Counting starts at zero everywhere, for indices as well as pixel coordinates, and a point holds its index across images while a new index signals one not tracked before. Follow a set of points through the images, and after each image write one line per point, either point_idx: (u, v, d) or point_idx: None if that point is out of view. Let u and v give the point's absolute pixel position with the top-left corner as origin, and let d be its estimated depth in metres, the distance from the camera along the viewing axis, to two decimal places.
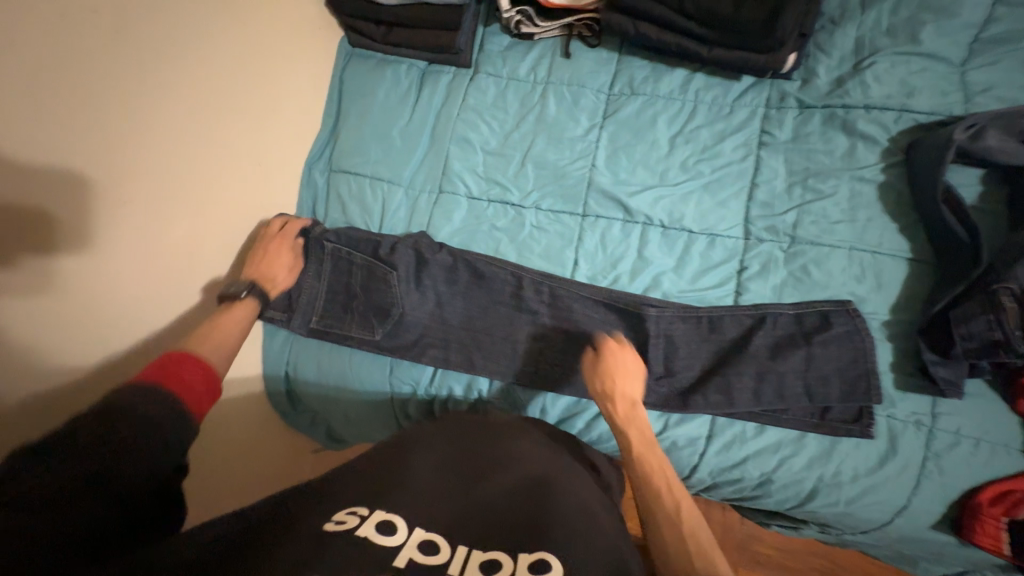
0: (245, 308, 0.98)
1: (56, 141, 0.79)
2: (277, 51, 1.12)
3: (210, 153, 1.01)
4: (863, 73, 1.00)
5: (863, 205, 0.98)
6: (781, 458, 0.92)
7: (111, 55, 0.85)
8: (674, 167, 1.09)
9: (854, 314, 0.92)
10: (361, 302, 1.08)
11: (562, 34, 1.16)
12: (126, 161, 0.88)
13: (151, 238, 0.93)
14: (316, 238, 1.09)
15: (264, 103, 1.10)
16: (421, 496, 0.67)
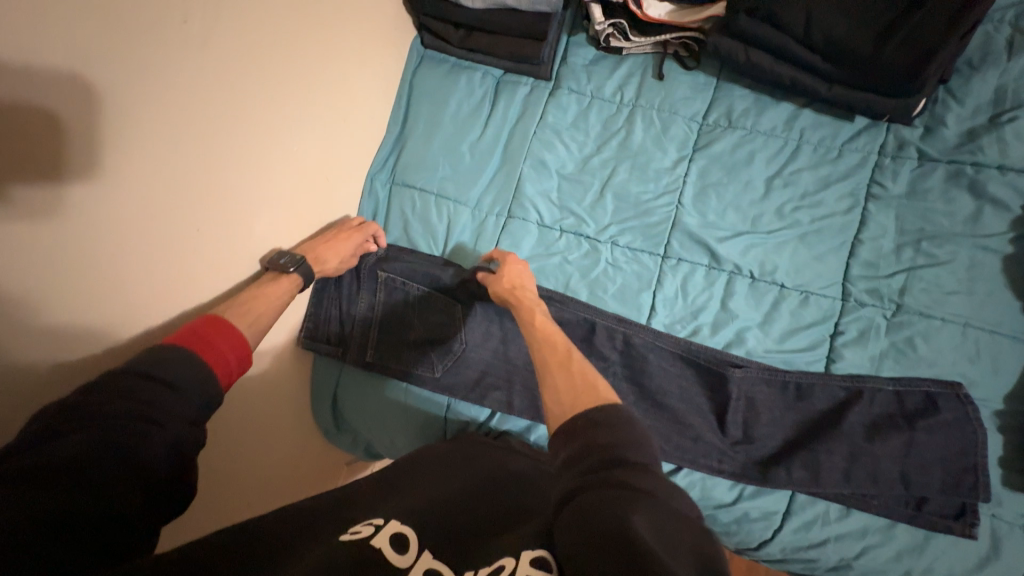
0: (289, 282, 0.86)
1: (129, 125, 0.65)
2: (358, 42, 0.99)
3: (286, 158, 0.89)
4: (1001, 128, 0.89)
5: (982, 277, 0.89)
6: (866, 546, 0.85)
7: (199, 38, 0.71)
8: (768, 213, 0.99)
9: (965, 401, 0.85)
10: (421, 334, 1.02)
11: (655, 52, 1.06)
12: (184, 136, 0.71)
13: (195, 233, 0.76)
14: (374, 265, 1.04)
15: (340, 102, 0.98)
16: (425, 510, 0.63)
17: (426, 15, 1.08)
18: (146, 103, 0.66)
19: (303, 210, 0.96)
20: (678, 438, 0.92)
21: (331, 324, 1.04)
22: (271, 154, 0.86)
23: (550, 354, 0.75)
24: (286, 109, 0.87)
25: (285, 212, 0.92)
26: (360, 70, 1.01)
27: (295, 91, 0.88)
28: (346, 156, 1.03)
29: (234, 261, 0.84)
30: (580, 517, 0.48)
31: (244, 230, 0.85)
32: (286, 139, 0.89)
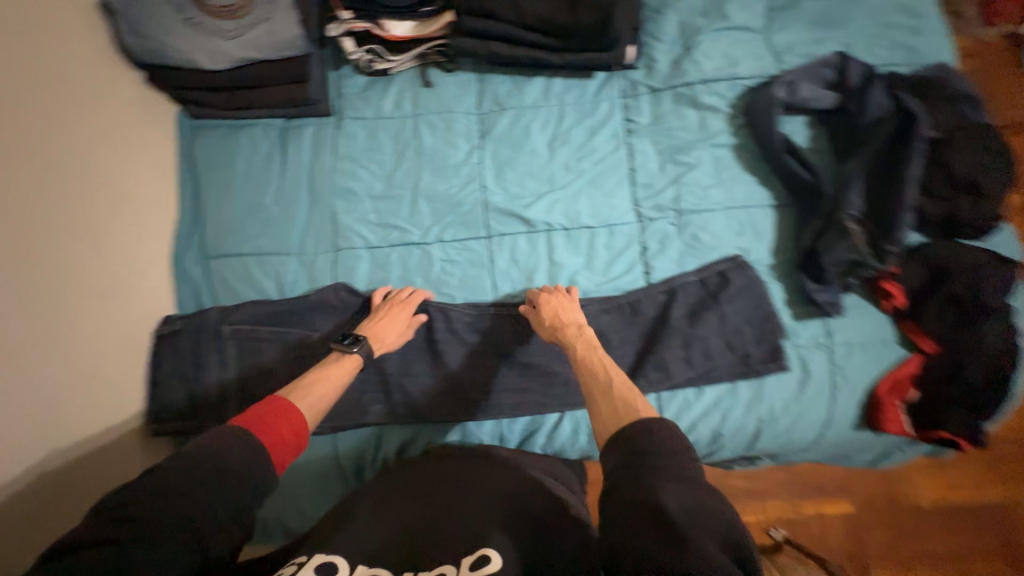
0: (349, 360, 0.88)
1: None
2: (113, 136, 0.95)
3: (62, 268, 0.82)
4: (693, 52, 1.12)
5: (725, 167, 1.10)
6: (723, 412, 0.99)
7: None
8: (559, 170, 1.13)
9: (744, 266, 1.03)
10: (286, 380, 0.94)
11: (417, 65, 1.16)
12: None
13: None
14: (214, 325, 0.94)
15: (115, 197, 0.93)
16: (356, 534, 0.66)
17: (176, 88, 1.04)
18: None
19: (99, 313, 0.87)
20: (552, 388, 1.01)
21: (180, 402, 0.93)
22: (42, 269, 0.79)
23: (600, 378, 0.76)
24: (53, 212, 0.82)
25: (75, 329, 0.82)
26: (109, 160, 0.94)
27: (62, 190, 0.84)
28: (133, 252, 0.95)
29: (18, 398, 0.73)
30: (620, 508, 0.53)
31: (33, 359, 0.75)
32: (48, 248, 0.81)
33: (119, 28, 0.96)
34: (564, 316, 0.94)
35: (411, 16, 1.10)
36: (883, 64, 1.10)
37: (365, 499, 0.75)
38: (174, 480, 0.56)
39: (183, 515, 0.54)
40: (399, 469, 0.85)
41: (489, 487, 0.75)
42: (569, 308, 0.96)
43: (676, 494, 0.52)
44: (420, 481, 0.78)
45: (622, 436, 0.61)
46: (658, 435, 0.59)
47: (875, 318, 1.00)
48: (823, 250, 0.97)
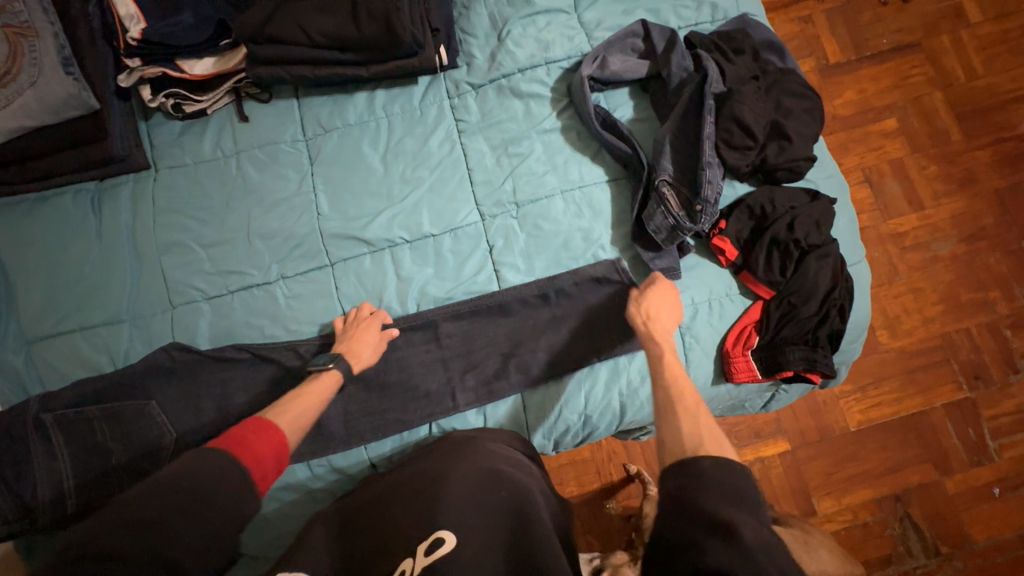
0: (330, 376, 0.91)
1: None
2: None
3: None
4: (505, 42, 1.11)
5: (557, 152, 1.10)
6: (586, 394, 1.01)
7: None
8: (396, 183, 1.11)
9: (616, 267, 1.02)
10: (129, 453, 0.91)
11: (232, 99, 1.11)
12: None
13: None
14: (34, 414, 0.89)
15: None
16: (322, 553, 0.71)
17: None
18: None
19: None
20: (413, 404, 1.01)
21: (4, 504, 0.86)
22: None
23: (685, 397, 0.75)
24: None
25: None
26: None
27: None
28: None
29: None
30: (679, 522, 0.56)
31: None
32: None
33: None
34: (655, 310, 0.90)
35: (209, 51, 1.05)
36: (689, 24, 1.11)
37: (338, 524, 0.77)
38: (150, 507, 0.57)
39: (161, 542, 0.56)
40: (370, 481, 0.88)
41: (451, 474, 0.75)
42: (668, 306, 0.91)
43: (734, 514, 0.55)
44: (406, 481, 0.79)
45: (684, 462, 0.63)
46: (715, 471, 0.60)
47: (714, 274, 1.02)
48: (645, 219, 0.99)
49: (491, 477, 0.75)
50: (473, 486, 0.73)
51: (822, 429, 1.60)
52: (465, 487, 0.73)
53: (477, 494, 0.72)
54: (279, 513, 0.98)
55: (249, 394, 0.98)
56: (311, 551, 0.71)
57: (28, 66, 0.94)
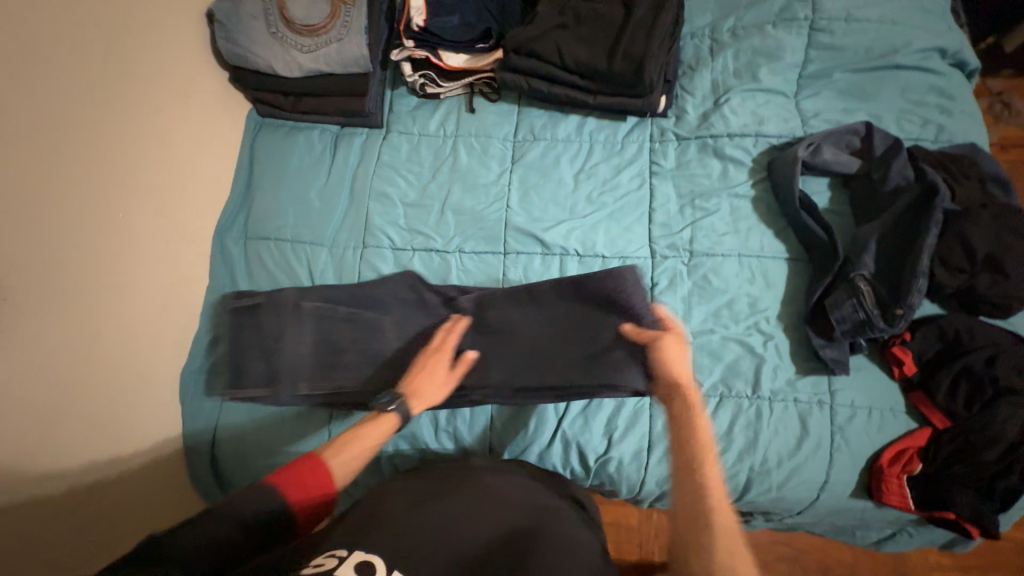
0: (386, 420, 0.83)
1: (41, 193, 0.83)
2: (204, 123, 1.13)
3: (147, 215, 1.01)
4: (722, 108, 1.18)
5: (742, 217, 1.13)
6: (715, 456, 0.98)
7: (106, 122, 0.94)
8: (581, 201, 1.18)
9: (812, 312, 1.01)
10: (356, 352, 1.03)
11: (465, 92, 1.27)
12: (91, 194, 0.91)
13: (76, 272, 0.88)
14: (293, 301, 1.05)
15: (200, 176, 1.13)
16: (400, 534, 0.64)
17: (253, 89, 1.19)
18: (56, 163, 0.86)
19: (161, 263, 1.04)
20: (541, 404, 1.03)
21: (221, 358, 1.06)
22: (140, 217, 0.99)
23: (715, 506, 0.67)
24: (162, 173, 1.04)
25: (122, 275, 0.95)
26: (186, 137, 1.09)
27: (168, 161, 1.06)
28: (192, 221, 1.10)
29: (50, 326, 0.83)
30: None
31: (103, 281, 0.92)
32: (116, 202, 0.95)
33: (215, 33, 1.13)
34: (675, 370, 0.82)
35: (467, 50, 1.22)
36: (910, 137, 1.11)
37: (408, 496, 0.72)
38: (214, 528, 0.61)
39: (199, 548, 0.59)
40: (438, 468, 0.83)
41: (540, 532, 0.69)
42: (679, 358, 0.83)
43: None
44: (479, 497, 0.74)
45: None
46: None
47: (883, 384, 0.98)
48: (830, 306, 0.98)
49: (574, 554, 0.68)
50: (562, 554, 0.67)
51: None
52: (554, 552, 0.66)
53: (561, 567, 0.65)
54: (394, 457, 1.06)
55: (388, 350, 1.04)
56: (383, 527, 0.65)
57: (339, 26, 1.14)
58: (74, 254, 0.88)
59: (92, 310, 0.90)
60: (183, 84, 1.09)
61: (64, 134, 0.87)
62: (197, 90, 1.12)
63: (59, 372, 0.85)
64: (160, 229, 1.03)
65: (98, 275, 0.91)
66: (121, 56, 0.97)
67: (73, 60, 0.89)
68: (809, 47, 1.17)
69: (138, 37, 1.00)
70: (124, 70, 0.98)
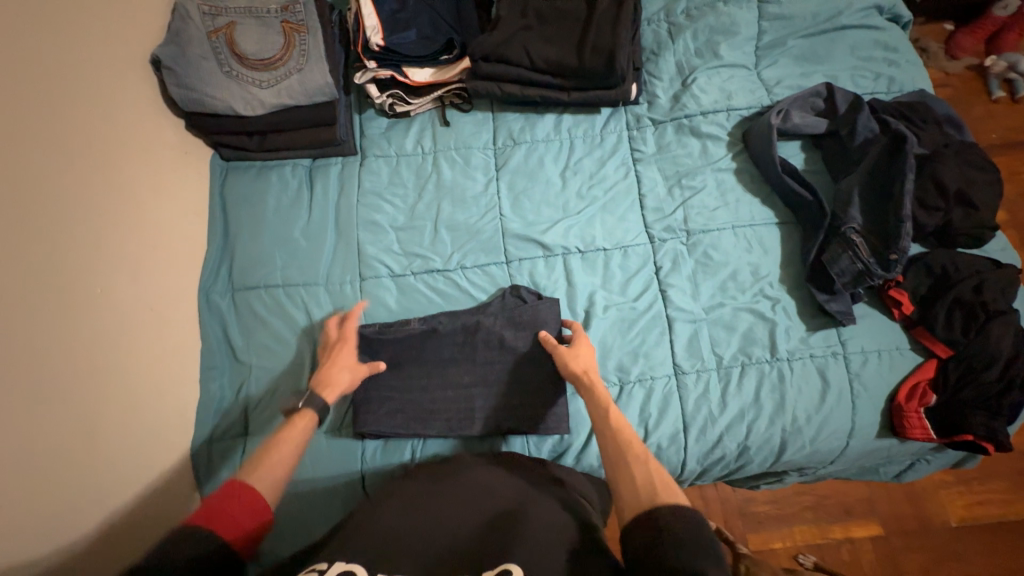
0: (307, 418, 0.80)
1: (25, 279, 0.75)
2: (169, 178, 1.06)
3: (129, 284, 0.93)
4: (691, 87, 1.20)
5: (729, 190, 1.16)
6: (749, 424, 1.00)
7: (75, 192, 0.86)
8: (572, 198, 1.18)
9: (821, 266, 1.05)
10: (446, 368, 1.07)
11: (435, 106, 1.24)
12: (68, 271, 0.82)
13: (69, 359, 0.80)
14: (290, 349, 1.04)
15: (175, 234, 1.05)
16: (382, 535, 0.65)
17: (213, 134, 1.12)
18: (31, 245, 0.77)
19: (153, 332, 0.96)
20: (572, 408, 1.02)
21: (228, 422, 1.01)
22: (122, 286, 0.92)
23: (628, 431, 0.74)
24: (137, 235, 0.96)
25: (115, 355, 0.88)
26: (153, 195, 1.02)
27: (141, 221, 0.98)
28: (169, 279, 1.02)
29: (48, 425, 0.75)
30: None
31: (98, 362, 0.85)
32: (95, 275, 0.87)
33: (165, 80, 1.05)
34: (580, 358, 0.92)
35: (432, 63, 1.19)
36: (866, 92, 1.18)
37: (391, 503, 0.72)
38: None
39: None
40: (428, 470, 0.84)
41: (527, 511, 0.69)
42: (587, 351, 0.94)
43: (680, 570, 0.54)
44: (475, 496, 0.74)
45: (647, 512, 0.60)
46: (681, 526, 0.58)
47: (886, 327, 1.03)
48: (829, 262, 1.03)
49: (556, 526, 0.68)
50: (546, 527, 0.66)
51: (924, 520, 1.43)
52: (540, 527, 0.66)
53: (548, 538, 0.64)
54: None
55: (411, 381, 1.02)
56: (362, 537, 0.65)
57: (297, 56, 1.09)
58: (66, 340, 0.80)
59: (89, 399, 0.82)
60: (141, 139, 1.01)
61: (31, 212, 0.78)
62: (156, 143, 1.04)
63: (66, 475, 0.77)
64: (144, 298, 0.95)
65: (90, 359, 0.83)
66: (78, 119, 0.88)
67: (29, 129, 0.80)
68: (761, 19, 1.22)
69: (91, 94, 0.92)
70: (83, 132, 0.89)
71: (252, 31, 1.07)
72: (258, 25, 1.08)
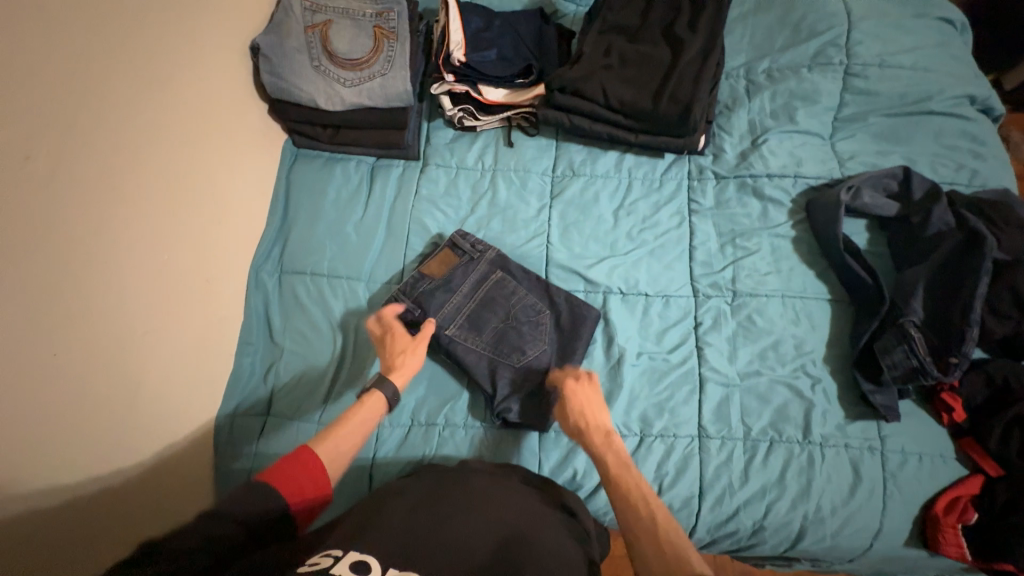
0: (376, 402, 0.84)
1: (95, 234, 0.79)
2: (245, 157, 1.11)
3: (191, 251, 0.97)
4: (760, 148, 1.18)
5: (783, 257, 1.13)
6: (768, 503, 0.96)
7: (159, 159, 0.91)
8: (621, 238, 1.17)
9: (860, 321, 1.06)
10: (473, 322, 1.06)
11: (502, 126, 1.27)
12: (137, 230, 0.87)
13: (125, 313, 0.84)
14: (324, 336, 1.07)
15: (239, 210, 1.10)
16: (394, 532, 0.62)
17: (290, 121, 1.17)
18: (109, 201, 0.82)
19: (203, 300, 1.00)
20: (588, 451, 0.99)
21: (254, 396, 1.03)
22: (183, 251, 0.96)
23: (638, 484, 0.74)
24: (207, 207, 1.01)
25: (165, 316, 0.92)
26: (228, 172, 1.07)
27: (213, 194, 1.03)
28: (227, 251, 1.06)
29: (95, 378, 0.78)
30: None
31: (149, 319, 0.89)
32: (161, 237, 0.91)
33: (259, 66, 1.11)
34: (591, 416, 0.87)
35: (508, 84, 1.21)
36: (945, 181, 1.13)
37: (397, 503, 0.68)
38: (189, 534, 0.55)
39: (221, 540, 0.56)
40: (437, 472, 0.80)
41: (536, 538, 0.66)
42: (595, 403, 0.90)
43: None
44: (486, 506, 0.70)
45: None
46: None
47: (931, 430, 0.98)
48: (881, 351, 0.99)
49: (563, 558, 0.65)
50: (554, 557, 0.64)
51: None
52: (546, 553, 0.64)
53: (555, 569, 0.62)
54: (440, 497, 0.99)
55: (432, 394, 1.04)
56: (373, 531, 0.62)
57: (382, 61, 1.13)
58: (126, 296, 0.84)
59: (134, 355, 0.86)
60: (228, 118, 1.07)
61: (120, 174, 0.83)
62: (239, 123, 1.10)
63: (104, 425, 0.80)
64: (202, 267, 1.00)
65: (143, 320, 0.87)
66: (175, 93, 0.94)
67: (129, 97, 0.85)
68: (844, 91, 1.19)
69: (191, 71, 0.98)
70: (175, 106, 0.95)
71: (345, 31, 1.12)
72: (352, 27, 1.13)
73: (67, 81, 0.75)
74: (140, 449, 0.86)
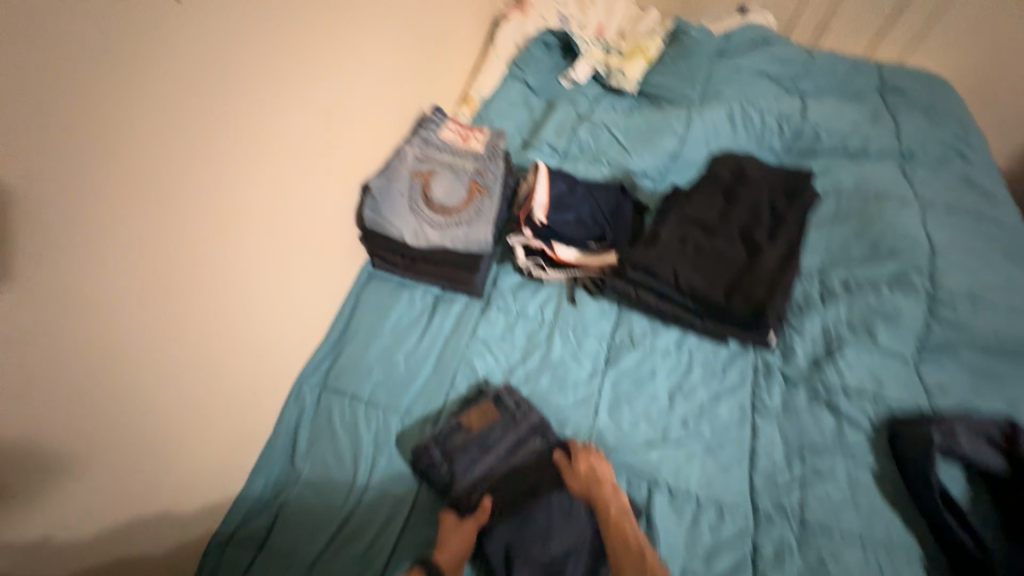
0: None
1: (170, 334, 0.84)
2: (329, 272, 1.20)
3: (248, 355, 1.00)
4: (836, 359, 1.11)
5: (863, 491, 0.99)
6: None
7: (255, 272, 0.99)
8: (675, 424, 1.09)
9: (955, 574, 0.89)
10: (502, 489, 0.97)
11: (568, 283, 1.30)
12: (209, 333, 0.91)
13: (162, 410, 0.85)
14: (346, 468, 1.03)
15: (307, 319, 1.15)
16: None
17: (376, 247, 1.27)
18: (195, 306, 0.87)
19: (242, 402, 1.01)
20: None
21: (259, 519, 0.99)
22: (242, 354, 0.99)
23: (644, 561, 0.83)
24: (279, 314, 1.07)
25: (200, 416, 0.92)
26: (309, 285, 1.14)
27: (289, 304, 1.09)
28: (281, 357, 1.09)
29: (102, 475, 0.78)
30: None
31: (183, 417, 0.89)
32: (226, 340, 0.95)
33: (363, 202, 1.24)
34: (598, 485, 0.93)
35: (580, 246, 1.28)
36: None
37: None
38: None
39: None
40: None
41: None
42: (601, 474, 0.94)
43: None
44: None
45: None
46: None
47: None
48: None
49: None
50: None
51: None
52: None
53: None
54: None
55: None
56: None
57: (471, 211, 1.24)
58: (171, 394, 0.86)
59: (154, 451, 0.85)
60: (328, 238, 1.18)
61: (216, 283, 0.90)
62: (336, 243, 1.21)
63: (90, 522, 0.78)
64: (253, 370, 1.02)
65: (164, 425, 0.86)
66: (292, 217, 1.06)
67: (254, 219, 0.96)
68: (931, 318, 1.14)
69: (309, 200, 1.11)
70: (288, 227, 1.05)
71: (445, 182, 1.26)
72: (452, 179, 1.27)
73: (206, 205, 0.86)
74: (112, 549, 0.82)
